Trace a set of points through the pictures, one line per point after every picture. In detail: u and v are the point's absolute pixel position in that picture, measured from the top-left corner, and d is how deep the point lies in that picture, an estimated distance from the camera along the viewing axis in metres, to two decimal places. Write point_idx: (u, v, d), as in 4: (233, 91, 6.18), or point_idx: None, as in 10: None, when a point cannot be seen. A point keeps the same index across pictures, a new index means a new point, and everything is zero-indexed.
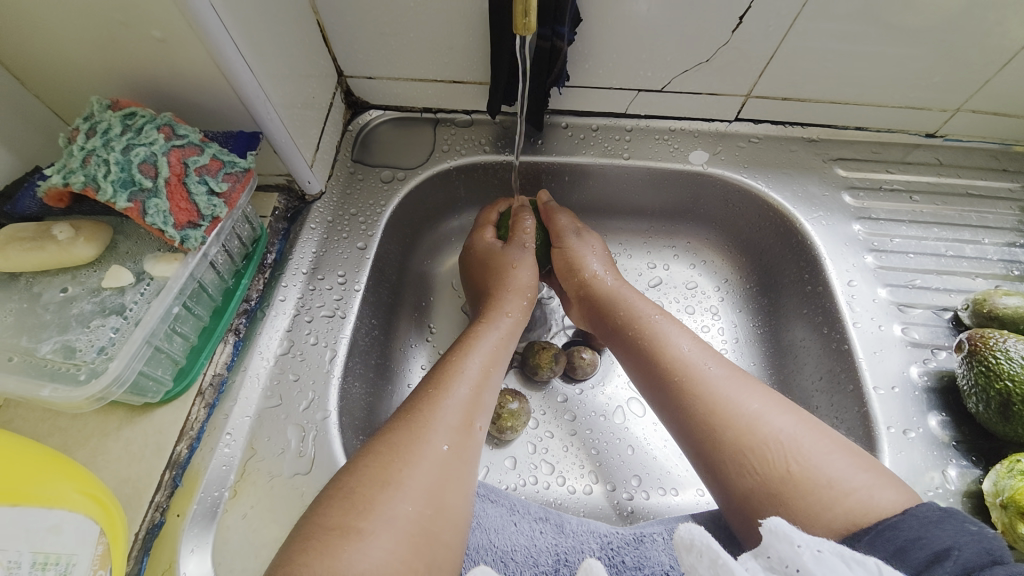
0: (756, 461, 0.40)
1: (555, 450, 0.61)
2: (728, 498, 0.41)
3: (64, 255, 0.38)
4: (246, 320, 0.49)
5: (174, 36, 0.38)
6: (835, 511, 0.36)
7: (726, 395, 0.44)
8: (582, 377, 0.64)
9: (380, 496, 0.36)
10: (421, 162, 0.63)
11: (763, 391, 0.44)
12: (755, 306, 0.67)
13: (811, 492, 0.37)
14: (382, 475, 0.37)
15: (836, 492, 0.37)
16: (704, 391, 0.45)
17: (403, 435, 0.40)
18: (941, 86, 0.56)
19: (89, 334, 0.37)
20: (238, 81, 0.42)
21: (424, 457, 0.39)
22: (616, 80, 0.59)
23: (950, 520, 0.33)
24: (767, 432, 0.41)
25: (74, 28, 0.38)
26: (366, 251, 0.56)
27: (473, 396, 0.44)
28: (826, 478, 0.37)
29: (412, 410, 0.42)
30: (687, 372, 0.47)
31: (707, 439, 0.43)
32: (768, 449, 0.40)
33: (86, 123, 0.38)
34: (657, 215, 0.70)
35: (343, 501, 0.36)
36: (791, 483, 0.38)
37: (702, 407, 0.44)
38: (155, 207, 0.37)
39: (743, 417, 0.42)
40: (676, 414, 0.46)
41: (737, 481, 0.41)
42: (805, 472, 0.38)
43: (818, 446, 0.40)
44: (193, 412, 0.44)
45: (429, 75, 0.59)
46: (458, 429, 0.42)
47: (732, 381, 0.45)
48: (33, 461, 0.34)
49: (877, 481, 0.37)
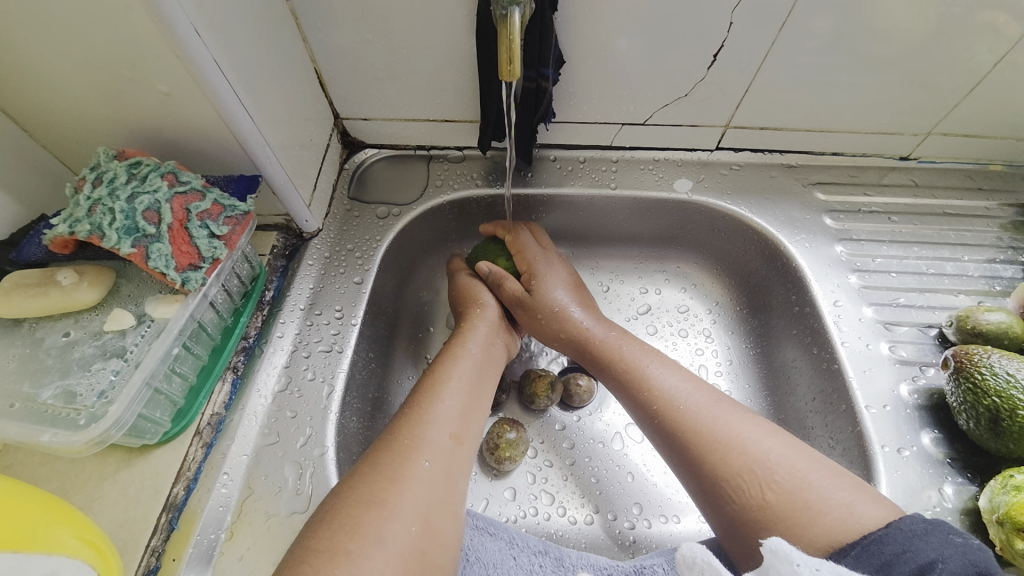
0: (735, 488, 0.41)
1: (555, 480, 0.61)
2: (722, 530, 0.41)
3: (66, 301, 0.39)
4: (244, 357, 0.50)
5: (179, 89, 0.40)
6: (816, 530, 0.36)
7: (704, 422, 0.45)
8: (579, 405, 0.65)
9: (368, 516, 0.36)
10: (415, 197, 0.65)
11: (744, 417, 0.44)
12: (746, 327, 0.68)
13: (786, 516, 0.38)
14: (369, 495, 0.37)
15: (814, 512, 0.37)
16: (682, 421, 0.45)
17: (387, 455, 0.40)
18: (907, 112, 0.60)
19: (90, 377, 0.36)
20: (239, 129, 0.44)
21: (409, 476, 0.39)
22: (600, 115, 0.62)
23: (935, 532, 0.34)
24: (743, 458, 0.41)
25: (82, 81, 0.40)
26: (362, 286, 0.58)
27: (457, 414, 0.45)
28: (804, 500, 0.38)
29: (394, 431, 0.43)
30: (664, 403, 0.48)
31: (689, 473, 0.44)
32: (743, 474, 0.41)
33: (93, 173, 0.39)
34: (646, 242, 0.72)
35: (331, 523, 0.36)
36: (769, 505, 0.39)
37: (681, 442, 0.45)
38: (158, 252, 0.38)
39: (719, 446, 0.43)
40: (660, 446, 0.47)
41: (722, 509, 0.41)
42: (785, 494, 0.39)
43: (792, 468, 0.40)
44: (190, 453, 0.44)
45: (421, 114, 0.62)
46: (443, 449, 0.42)
47: (708, 409, 0.45)
48: (31, 507, 0.33)
49: (858, 498, 0.37)
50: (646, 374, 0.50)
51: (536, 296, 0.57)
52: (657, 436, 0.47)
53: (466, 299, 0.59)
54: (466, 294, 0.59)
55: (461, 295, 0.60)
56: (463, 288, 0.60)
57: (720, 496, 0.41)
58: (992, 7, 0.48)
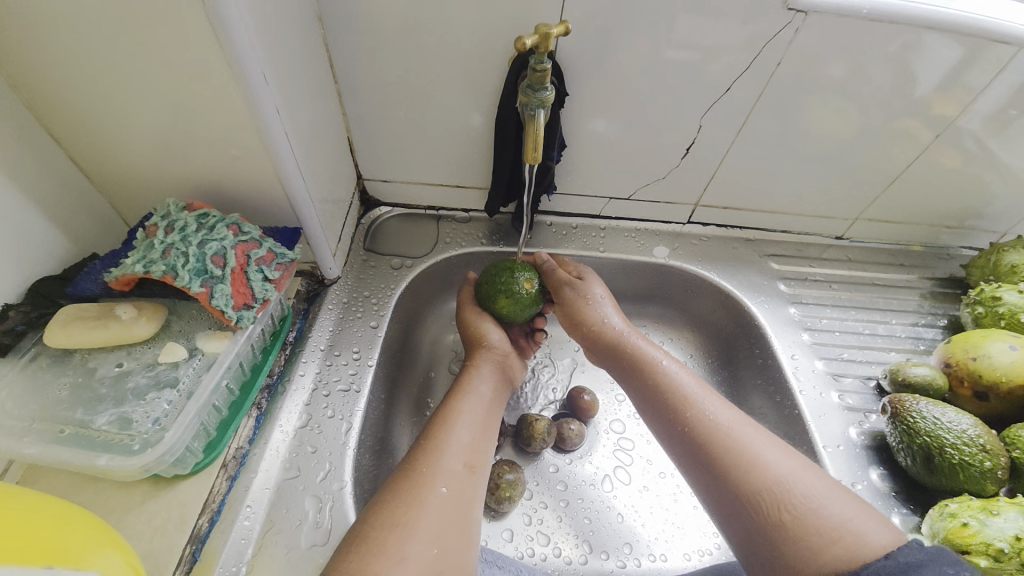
0: (759, 500, 0.46)
1: (550, 521, 0.64)
2: (739, 535, 0.47)
3: (124, 333, 0.42)
4: (267, 395, 0.53)
5: (247, 153, 0.47)
6: (833, 548, 0.41)
7: (735, 440, 0.50)
8: (571, 448, 0.69)
9: (392, 538, 0.39)
10: (426, 251, 0.72)
11: (769, 439, 0.50)
12: (717, 378, 0.76)
13: (807, 533, 0.43)
14: (393, 519, 0.40)
15: (831, 531, 0.42)
16: (714, 436, 0.51)
17: (406, 482, 0.44)
18: (837, 201, 0.74)
19: (145, 406, 0.39)
20: (291, 188, 0.50)
21: (427, 501, 0.42)
22: (591, 189, 0.72)
23: (929, 565, 0.37)
24: (768, 476, 0.47)
25: (161, 143, 0.46)
26: (378, 329, 0.62)
27: (468, 445, 0.49)
28: (822, 520, 0.43)
29: (413, 459, 0.46)
30: (698, 415, 0.53)
31: (715, 480, 0.49)
32: (771, 489, 0.46)
33: (165, 221, 0.44)
34: (629, 299, 0.81)
35: (358, 546, 0.39)
36: (795, 517, 0.44)
37: (712, 452, 0.50)
38: (221, 292, 0.42)
39: (750, 461, 0.48)
40: (693, 461, 0.52)
41: (741, 517, 0.47)
42: (807, 508, 0.44)
43: (815, 486, 0.45)
44: (215, 485, 0.45)
45: (436, 179, 0.71)
46: (457, 476, 0.45)
47: (740, 429, 0.51)
48: (82, 526, 0.34)
49: (869, 523, 0.43)
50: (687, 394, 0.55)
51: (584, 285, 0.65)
52: (685, 444, 0.52)
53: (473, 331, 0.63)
54: (474, 327, 0.63)
55: (467, 331, 0.63)
56: (469, 323, 0.63)
57: (742, 505, 0.47)
58: (909, 115, 0.62)
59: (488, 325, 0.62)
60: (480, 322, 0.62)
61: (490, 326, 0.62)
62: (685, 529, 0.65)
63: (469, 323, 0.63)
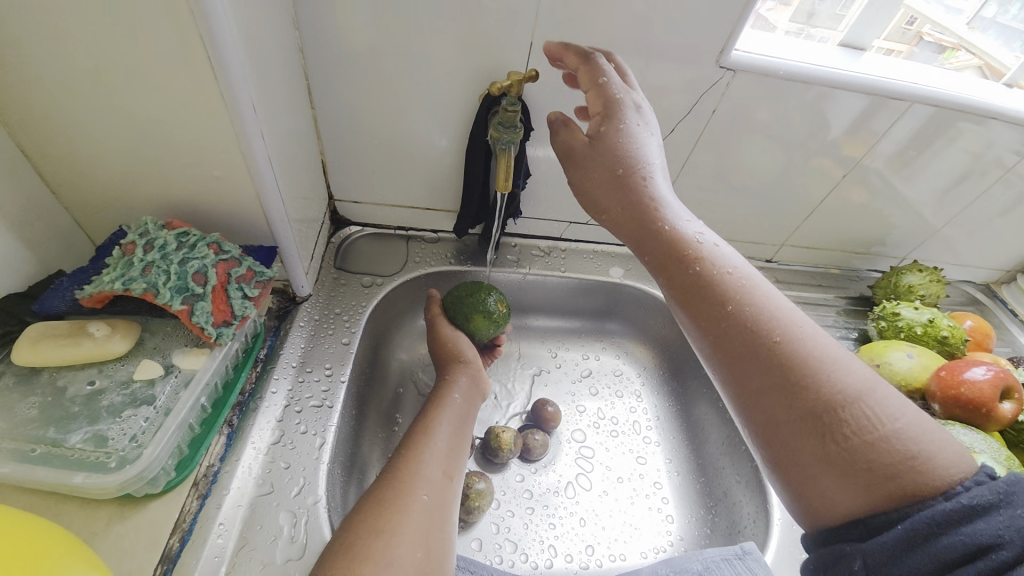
0: (828, 421, 0.36)
1: (517, 528, 0.67)
2: (802, 465, 0.37)
3: (97, 351, 0.42)
4: (239, 413, 0.53)
5: (229, 174, 0.48)
6: (903, 477, 0.34)
7: (792, 345, 0.39)
8: (536, 458, 0.73)
9: (378, 545, 0.41)
10: (396, 270, 0.75)
11: (829, 342, 0.40)
12: (668, 388, 0.83)
13: (883, 461, 0.35)
14: (378, 527, 0.42)
15: (910, 459, 0.34)
16: (763, 336, 0.40)
17: (388, 491, 0.46)
18: (765, 229, 0.84)
19: (121, 423, 0.39)
20: (270, 209, 0.52)
21: (409, 507, 0.45)
22: (553, 214, 0.78)
23: (1000, 506, 0.31)
24: (839, 390, 0.37)
25: (140, 163, 0.47)
26: (350, 346, 0.64)
27: (445, 454, 0.52)
28: (899, 445, 0.35)
29: (394, 470, 0.48)
30: (743, 312, 0.41)
31: (761, 393, 0.39)
32: (849, 406, 0.36)
33: (142, 238, 0.44)
34: (588, 316, 0.87)
35: (345, 554, 0.40)
36: (876, 443, 0.35)
37: (759, 362, 0.39)
38: (201, 309, 0.43)
39: (812, 370, 0.38)
40: (729, 363, 0.41)
41: (799, 443, 0.37)
42: (892, 434, 0.35)
43: (889, 402, 0.36)
44: (186, 504, 0.45)
45: (406, 202, 0.74)
46: (436, 484, 0.48)
47: (798, 329, 0.40)
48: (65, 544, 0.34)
49: (943, 444, 0.35)
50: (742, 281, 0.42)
51: (613, 137, 0.46)
52: (715, 345, 0.42)
53: (447, 344, 0.66)
54: (448, 342, 0.66)
55: (441, 345, 0.67)
56: (442, 337, 0.67)
57: (803, 428, 0.37)
58: (822, 156, 0.73)
59: (461, 339, 0.67)
60: (455, 337, 0.67)
61: (463, 340, 0.67)
62: (641, 529, 0.70)
63: (442, 337, 0.67)
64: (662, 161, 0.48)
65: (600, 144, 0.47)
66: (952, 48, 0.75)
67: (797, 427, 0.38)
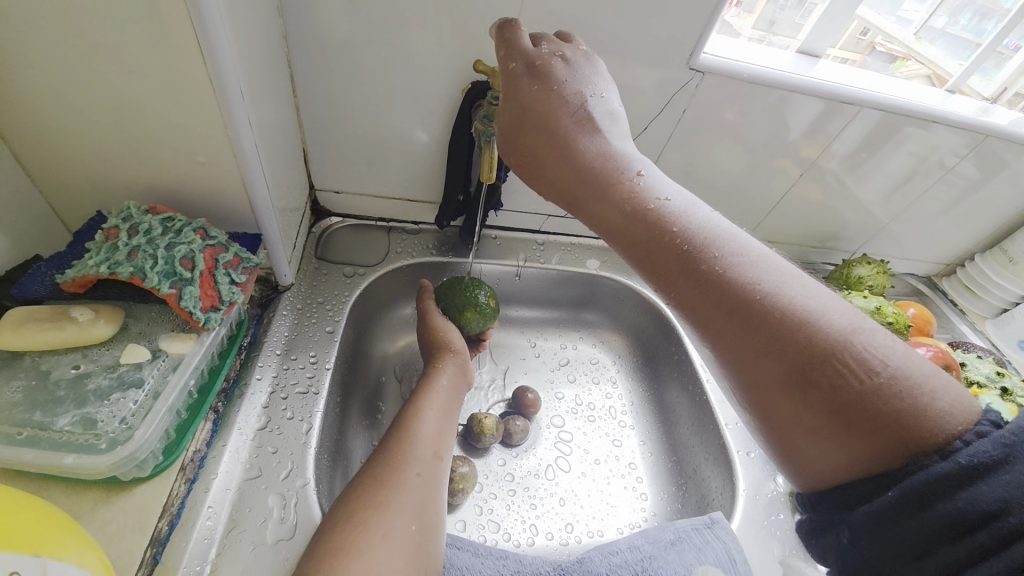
0: (809, 376, 0.36)
1: (499, 510, 0.70)
2: (792, 427, 0.37)
3: (82, 335, 0.42)
4: (224, 399, 0.53)
5: (215, 160, 0.49)
6: (894, 428, 0.33)
7: (766, 300, 0.38)
8: (517, 443, 0.75)
9: (375, 518, 0.43)
10: (378, 261, 0.75)
11: (807, 291, 0.38)
12: (641, 374, 0.87)
13: (870, 414, 0.33)
14: (374, 502, 0.44)
15: (900, 407, 0.33)
16: (735, 295, 0.39)
17: (383, 468, 0.48)
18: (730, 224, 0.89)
19: (110, 406, 0.39)
20: (257, 196, 0.52)
21: (403, 483, 0.47)
22: (533, 207, 0.81)
23: (1005, 465, 0.29)
24: (816, 342, 0.36)
25: (121, 146, 0.47)
26: (334, 334, 0.65)
27: (435, 436, 0.54)
28: (886, 393, 0.34)
29: (387, 449, 0.50)
30: (714, 271, 0.40)
31: (741, 355, 0.39)
32: (827, 361, 0.35)
33: (127, 223, 0.44)
34: (566, 306, 0.90)
35: (344, 527, 0.42)
36: (856, 399, 0.34)
37: (733, 323, 0.39)
38: (189, 294, 0.43)
39: (787, 324, 0.37)
40: (708, 328, 0.40)
41: (786, 403, 0.37)
42: (877, 388, 0.34)
43: (873, 347, 0.35)
44: (174, 488, 0.45)
45: (389, 193, 0.75)
46: (428, 463, 0.50)
47: (770, 283, 0.38)
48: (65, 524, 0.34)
49: (937, 386, 0.34)
50: (708, 234, 0.41)
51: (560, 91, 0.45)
52: (690, 311, 0.41)
53: (435, 332, 0.67)
54: (437, 329, 0.68)
55: (430, 333, 0.68)
56: (431, 325, 0.68)
57: (786, 387, 0.37)
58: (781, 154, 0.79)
59: (449, 326, 0.68)
60: (443, 324, 0.68)
61: (451, 327, 0.68)
62: (617, 507, 0.73)
63: (429, 324, 0.68)
64: (612, 114, 0.47)
65: (543, 99, 0.45)
66: (903, 57, 0.82)
67: (779, 387, 0.37)
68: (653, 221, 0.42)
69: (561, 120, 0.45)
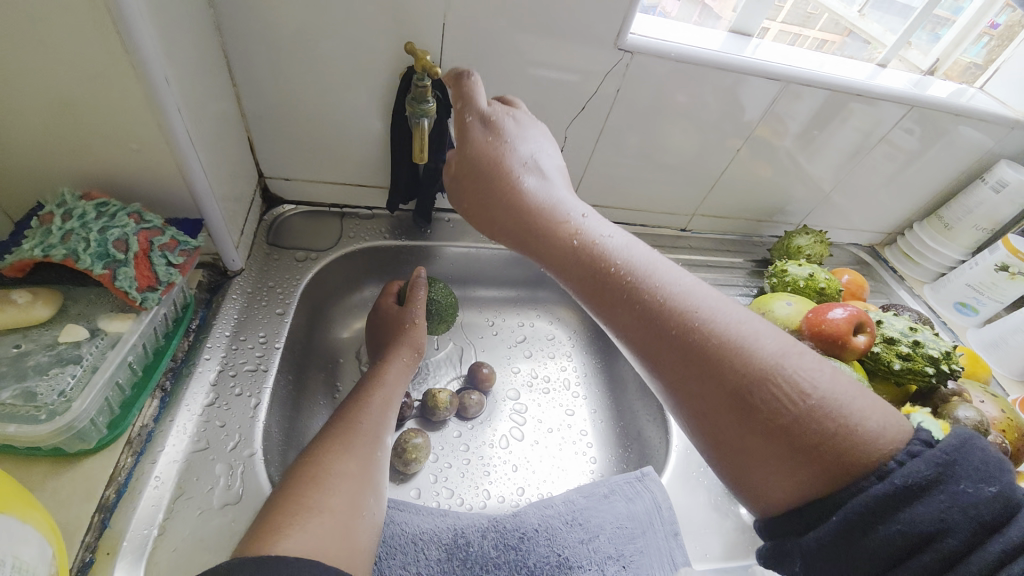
0: (750, 397, 0.40)
1: (454, 477, 0.73)
2: (742, 450, 0.41)
3: (21, 316, 0.44)
4: (172, 378, 0.56)
5: (147, 147, 0.50)
6: (830, 443, 0.37)
7: (710, 327, 0.44)
8: (472, 415, 0.79)
9: (319, 486, 0.46)
10: (330, 245, 0.78)
11: (747, 321, 0.44)
12: (595, 347, 0.91)
13: (805, 429, 0.38)
14: (320, 473, 0.47)
15: (832, 422, 0.38)
16: (680, 323, 0.45)
17: (329, 444, 0.51)
18: (676, 200, 0.93)
19: (49, 380, 0.42)
20: (194, 181, 0.54)
21: (350, 455, 0.50)
22: None
23: (943, 490, 0.33)
24: (754, 363, 0.41)
25: (51, 136, 0.48)
26: (285, 315, 0.67)
27: (382, 416, 0.57)
28: (820, 411, 0.38)
29: (335, 428, 0.53)
30: (664, 306, 0.46)
31: (693, 380, 0.43)
32: (762, 381, 0.40)
33: (61, 209, 0.46)
34: (522, 285, 0.93)
35: (289, 496, 0.45)
36: (795, 421, 0.39)
37: (681, 349, 0.44)
38: (124, 274, 0.46)
39: (731, 349, 0.42)
40: (661, 355, 0.46)
41: (734, 425, 0.41)
42: (810, 409, 0.38)
43: (805, 369, 0.40)
44: (121, 461, 0.48)
45: (338, 179, 0.77)
46: (374, 439, 0.53)
47: (712, 314, 0.45)
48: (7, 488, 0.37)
49: (867, 407, 0.38)
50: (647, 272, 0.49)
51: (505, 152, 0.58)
52: (645, 341, 0.47)
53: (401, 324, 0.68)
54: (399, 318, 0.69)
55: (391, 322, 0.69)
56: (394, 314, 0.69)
57: (733, 407, 0.41)
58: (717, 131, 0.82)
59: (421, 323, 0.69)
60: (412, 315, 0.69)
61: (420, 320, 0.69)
62: (568, 471, 0.78)
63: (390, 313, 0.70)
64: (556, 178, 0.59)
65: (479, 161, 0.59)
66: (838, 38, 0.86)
67: (727, 409, 0.41)
68: (592, 254, 0.52)
69: (508, 175, 0.58)
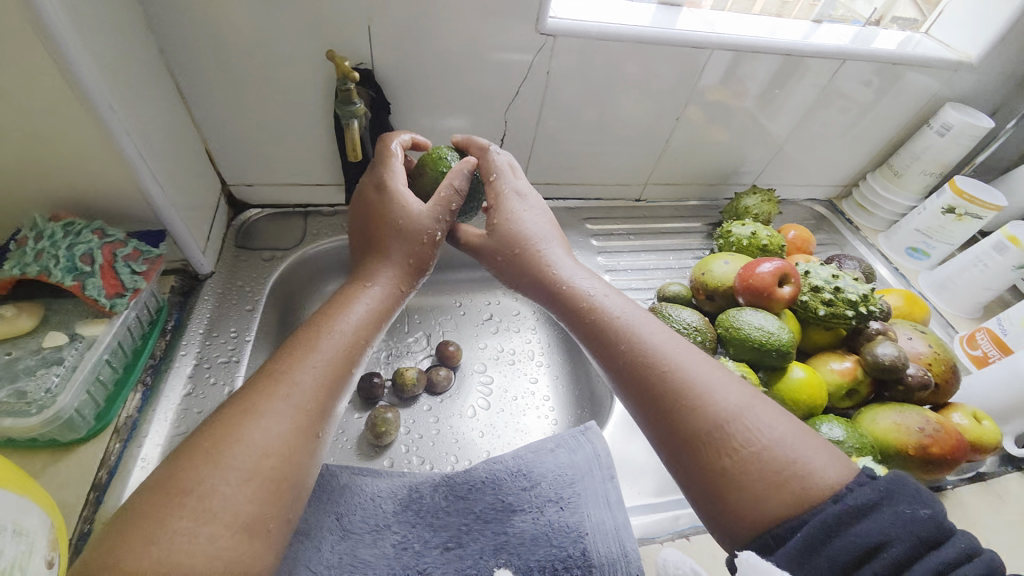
0: (711, 443, 0.45)
1: (424, 446, 0.80)
2: (702, 488, 0.45)
3: (8, 327, 0.50)
4: (152, 373, 0.63)
5: (105, 170, 0.56)
6: (777, 489, 0.42)
7: (681, 378, 0.49)
8: (442, 390, 0.85)
9: (240, 423, 0.42)
10: (295, 243, 0.83)
11: (716, 374, 0.50)
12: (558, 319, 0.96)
13: (757, 473, 0.43)
14: (249, 405, 0.43)
15: (782, 470, 0.42)
16: (653, 371, 0.51)
17: (270, 375, 0.46)
18: (625, 172, 0.97)
19: (36, 380, 0.49)
20: (150, 195, 0.59)
21: (285, 391, 0.45)
22: None
23: (887, 508, 0.38)
24: (715, 410, 0.46)
25: (17, 167, 0.54)
26: (254, 311, 0.73)
27: (340, 348, 0.51)
28: (773, 457, 0.43)
29: (286, 353, 0.49)
30: (642, 356, 0.52)
31: (663, 422, 0.49)
32: (723, 430, 0.45)
33: (33, 231, 0.52)
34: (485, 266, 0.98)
35: (213, 431, 0.42)
36: (746, 465, 0.43)
37: (655, 394, 0.50)
38: (92, 284, 0.52)
39: (697, 399, 0.48)
40: (637, 398, 0.51)
41: (698, 466, 0.46)
42: (760, 453, 0.43)
43: (760, 421, 0.45)
44: (111, 446, 0.56)
45: (296, 180, 0.83)
46: (320, 377, 0.48)
47: (684, 365, 0.50)
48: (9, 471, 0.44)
49: (818, 459, 0.43)
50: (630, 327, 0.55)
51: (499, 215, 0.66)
52: (624, 384, 0.53)
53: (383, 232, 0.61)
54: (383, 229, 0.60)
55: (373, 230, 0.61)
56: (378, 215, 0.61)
57: (694, 449, 0.46)
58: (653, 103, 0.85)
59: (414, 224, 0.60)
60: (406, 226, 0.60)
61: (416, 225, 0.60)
62: (531, 433, 0.84)
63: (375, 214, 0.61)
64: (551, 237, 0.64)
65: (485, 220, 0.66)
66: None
67: (691, 452, 0.46)
68: (578, 303, 0.59)
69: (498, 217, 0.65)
